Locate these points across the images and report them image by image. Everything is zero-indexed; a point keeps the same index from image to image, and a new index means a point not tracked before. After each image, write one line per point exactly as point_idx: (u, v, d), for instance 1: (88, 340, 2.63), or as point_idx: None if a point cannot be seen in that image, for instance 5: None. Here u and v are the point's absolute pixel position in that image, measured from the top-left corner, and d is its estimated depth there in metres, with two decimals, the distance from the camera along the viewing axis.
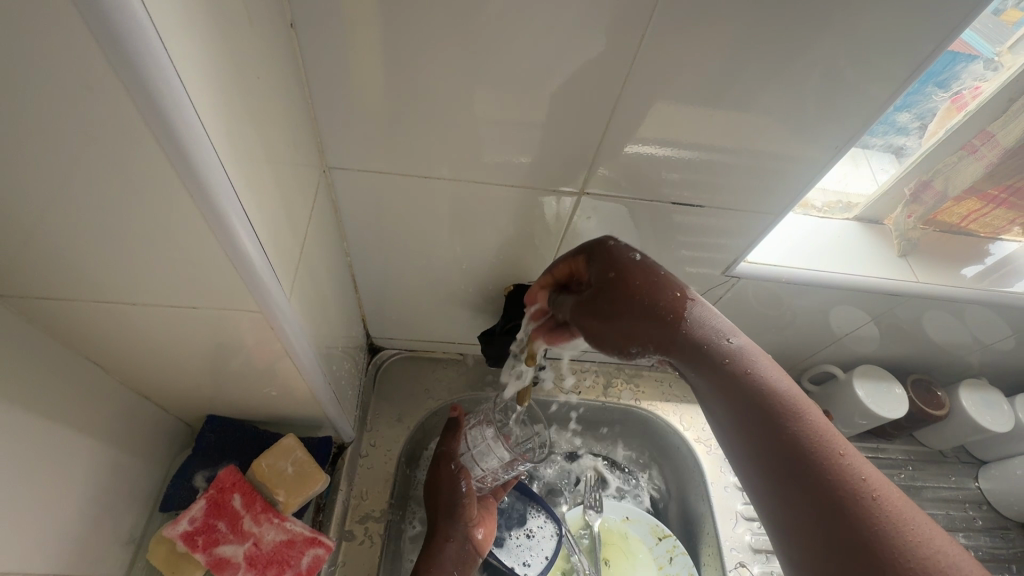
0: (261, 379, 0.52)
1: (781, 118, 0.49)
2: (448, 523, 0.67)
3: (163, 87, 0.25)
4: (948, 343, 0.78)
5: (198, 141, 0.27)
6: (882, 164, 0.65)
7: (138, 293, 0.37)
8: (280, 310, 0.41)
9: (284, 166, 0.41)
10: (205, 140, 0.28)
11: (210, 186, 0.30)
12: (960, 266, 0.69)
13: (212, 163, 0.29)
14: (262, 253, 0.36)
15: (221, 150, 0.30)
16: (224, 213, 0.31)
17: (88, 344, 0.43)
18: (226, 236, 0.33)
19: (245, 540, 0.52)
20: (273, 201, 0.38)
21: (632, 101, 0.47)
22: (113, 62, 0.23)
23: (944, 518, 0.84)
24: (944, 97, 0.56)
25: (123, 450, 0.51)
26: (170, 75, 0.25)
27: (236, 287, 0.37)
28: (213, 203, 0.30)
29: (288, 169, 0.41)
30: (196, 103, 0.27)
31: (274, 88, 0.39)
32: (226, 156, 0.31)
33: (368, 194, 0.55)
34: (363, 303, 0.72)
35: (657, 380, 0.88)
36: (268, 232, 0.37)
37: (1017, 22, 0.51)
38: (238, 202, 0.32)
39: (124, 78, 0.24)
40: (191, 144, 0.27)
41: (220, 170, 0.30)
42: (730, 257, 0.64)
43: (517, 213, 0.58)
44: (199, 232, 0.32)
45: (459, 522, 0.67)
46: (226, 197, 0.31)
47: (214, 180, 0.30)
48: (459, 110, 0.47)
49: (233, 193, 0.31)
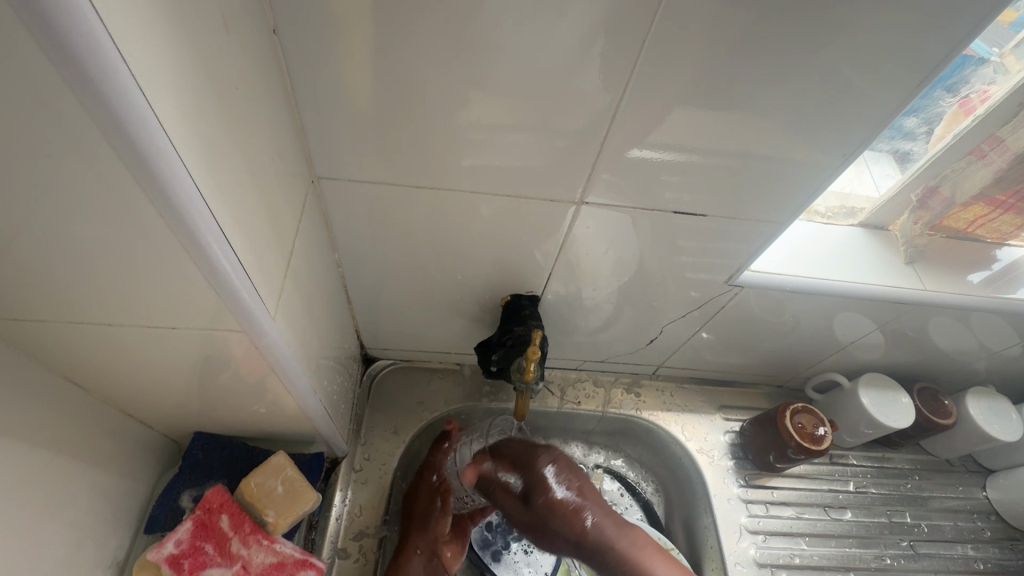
0: (250, 396, 0.50)
1: (785, 124, 0.47)
2: (420, 533, 0.70)
3: (119, 95, 0.23)
4: (954, 351, 0.77)
5: (164, 157, 0.26)
6: (883, 170, 0.64)
7: (118, 313, 0.35)
8: (267, 331, 0.40)
9: (269, 179, 0.39)
10: (178, 161, 0.27)
11: (178, 199, 0.28)
12: (966, 272, 0.67)
13: (180, 174, 0.27)
14: (240, 266, 0.34)
15: (192, 159, 0.28)
16: (201, 236, 0.30)
17: (67, 365, 0.41)
18: (199, 250, 0.31)
19: (232, 563, 0.50)
20: (256, 216, 0.37)
21: (631, 108, 0.46)
22: (73, 84, 0.22)
23: (952, 529, 0.83)
24: (952, 101, 0.55)
25: (107, 471, 0.49)
26: (127, 82, 0.23)
27: (219, 309, 0.36)
28: (189, 227, 0.29)
29: (272, 181, 0.40)
30: (166, 123, 0.26)
31: (257, 98, 0.37)
32: (198, 166, 0.29)
33: (360, 203, 0.53)
34: (356, 313, 0.70)
35: (658, 390, 0.86)
36: (251, 250, 0.36)
37: (1012, 22, 0.49)
38: (217, 224, 0.31)
39: (76, 86, 0.22)
40: (162, 168, 0.26)
41: (189, 182, 0.28)
42: (734, 265, 0.62)
43: (513, 222, 0.56)
44: (177, 256, 0.31)
45: (430, 537, 0.70)
46: (196, 210, 0.29)
47: (183, 192, 0.28)
48: (453, 117, 0.46)
49: (211, 214, 0.30)
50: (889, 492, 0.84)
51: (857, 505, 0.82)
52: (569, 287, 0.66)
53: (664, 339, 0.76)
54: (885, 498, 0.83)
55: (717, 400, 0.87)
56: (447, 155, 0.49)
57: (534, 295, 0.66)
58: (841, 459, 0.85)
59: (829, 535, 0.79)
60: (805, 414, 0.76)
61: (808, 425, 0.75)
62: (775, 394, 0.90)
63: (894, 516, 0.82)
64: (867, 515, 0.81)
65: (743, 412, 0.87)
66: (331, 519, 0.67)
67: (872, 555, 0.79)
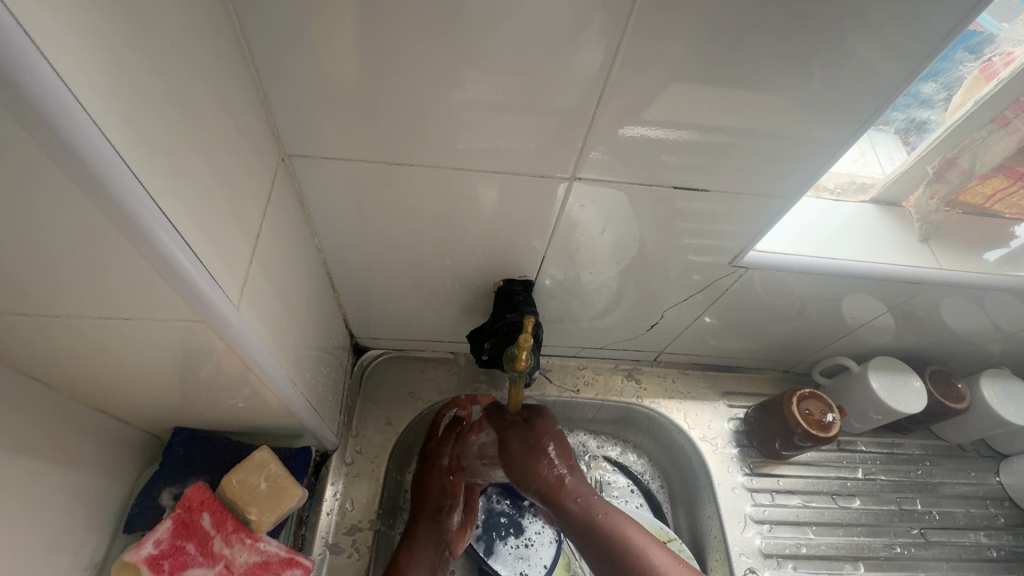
0: (226, 392, 0.48)
1: (791, 94, 0.44)
2: (433, 522, 0.67)
3: (31, 81, 0.21)
4: (968, 332, 0.73)
5: (98, 152, 0.24)
6: (888, 150, 0.63)
7: (66, 305, 0.33)
8: (236, 328, 0.38)
9: (223, 159, 0.36)
10: (116, 156, 0.25)
11: (94, 165, 0.25)
12: (983, 250, 0.64)
13: (93, 135, 0.24)
14: (186, 247, 0.31)
15: (111, 122, 0.25)
16: (151, 234, 0.29)
17: (26, 362, 0.38)
18: (131, 224, 0.28)
19: (215, 563, 0.49)
20: (210, 202, 0.34)
21: (625, 77, 0.42)
22: None
23: (963, 516, 0.81)
24: (974, 65, 0.51)
25: (81, 471, 0.47)
26: (11, 28, 0.20)
27: (181, 307, 0.34)
28: (137, 225, 0.28)
29: (226, 160, 0.36)
30: (97, 114, 0.24)
31: (206, 68, 0.34)
32: (119, 133, 0.26)
33: (338, 184, 0.50)
34: (343, 302, 0.67)
35: (659, 377, 0.84)
36: (208, 241, 0.34)
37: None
38: (167, 219, 0.29)
39: None
40: (97, 164, 0.25)
41: (109, 149, 0.25)
42: (737, 246, 0.59)
43: (502, 204, 0.53)
44: (127, 254, 0.30)
45: (440, 526, 0.67)
46: (119, 177, 0.26)
47: (98, 157, 0.24)
48: (431, 92, 0.42)
49: (160, 210, 0.29)
50: (899, 478, 0.82)
51: (865, 492, 0.80)
52: (566, 272, 0.63)
53: (665, 324, 0.73)
54: (894, 485, 0.81)
55: (721, 386, 0.85)
56: (428, 132, 0.46)
57: (527, 280, 0.63)
58: (849, 446, 0.83)
59: (837, 524, 0.76)
60: (812, 400, 0.74)
61: (816, 411, 0.73)
62: (780, 379, 0.87)
63: (904, 504, 0.80)
64: (875, 503, 0.79)
65: (749, 399, 0.84)
66: (322, 513, 0.65)
67: (881, 544, 0.76)
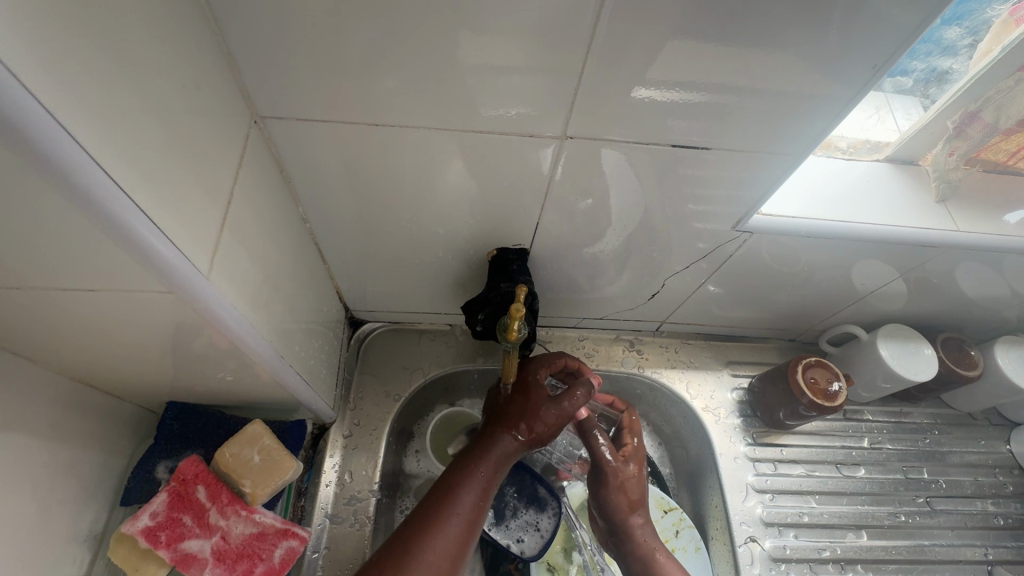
0: (213, 365, 0.47)
1: (802, 41, 0.40)
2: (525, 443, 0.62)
3: None
4: (985, 299, 0.71)
5: (47, 133, 0.23)
6: (904, 111, 0.58)
7: (27, 282, 0.31)
8: (220, 311, 0.38)
9: (183, 124, 0.34)
10: (67, 135, 0.24)
11: (13, 116, 0.22)
12: (1004, 211, 0.61)
13: (27, 104, 0.22)
14: (155, 227, 0.30)
15: (38, 80, 0.23)
16: (116, 217, 0.28)
17: (4, 342, 0.38)
18: (75, 191, 0.26)
19: (212, 534, 0.50)
20: (171, 173, 0.32)
21: (618, 26, 0.38)
22: None
23: (971, 484, 0.80)
24: (1003, 7, 0.46)
25: (73, 446, 0.47)
26: None
27: (159, 289, 0.34)
28: (99, 208, 0.27)
29: (187, 124, 0.34)
30: (34, 86, 0.23)
31: (158, 20, 0.31)
32: (44, 81, 0.23)
33: (318, 149, 0.48)
34: (334, 272, 0.65)
35: (661, 346, 0.82)
36: (174, 216, 0.32)
37: None
38: (132, 201, 0.29)
39: None
40: (44, 144, 0.23)
41: (58, 128, 0.24)
42: (741, 210, 0.56)
43: (492, 168, 0.51)
44: (95, 237, 0.29)
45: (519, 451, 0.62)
46: (26, 111, 0.22)
47: (8, 99, 0.22)
48: (408, 47, 0.39)
49: (121, 192, 0.28)
50: (906, 447, 0.81)
51: (870, 462, 0.79)
52: (562, 241, 0.61)
53: (667, 293, 0.71)
54: (900, 454, 0.80)
55: (725, 356, 0.83)
56: (408, 90, 0.43)
57: (521, 250, 0.61)
58: (856, 415, 0.82)
59: (841, 493, 0.76)
60: (818, 368, 0.72)
61: (821, 380, 0.71)
62: (787, 348, 0.85)
63: (911, 472, 0.79)
64: (881, 472, 0.78)
65: (753, 368, 0.83)
66: (322, 485, 0.66)
67: (886, 512, 0.76)
